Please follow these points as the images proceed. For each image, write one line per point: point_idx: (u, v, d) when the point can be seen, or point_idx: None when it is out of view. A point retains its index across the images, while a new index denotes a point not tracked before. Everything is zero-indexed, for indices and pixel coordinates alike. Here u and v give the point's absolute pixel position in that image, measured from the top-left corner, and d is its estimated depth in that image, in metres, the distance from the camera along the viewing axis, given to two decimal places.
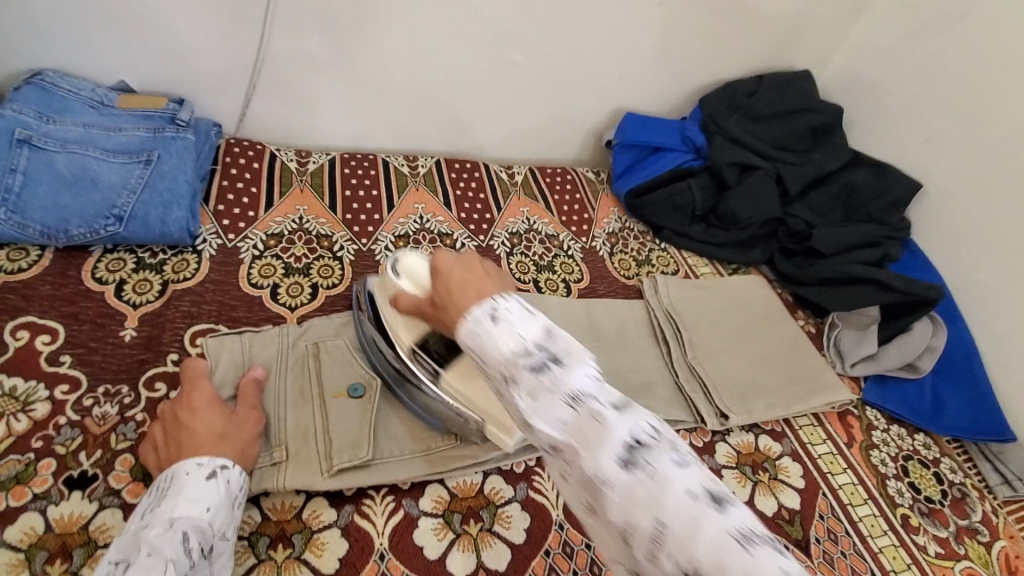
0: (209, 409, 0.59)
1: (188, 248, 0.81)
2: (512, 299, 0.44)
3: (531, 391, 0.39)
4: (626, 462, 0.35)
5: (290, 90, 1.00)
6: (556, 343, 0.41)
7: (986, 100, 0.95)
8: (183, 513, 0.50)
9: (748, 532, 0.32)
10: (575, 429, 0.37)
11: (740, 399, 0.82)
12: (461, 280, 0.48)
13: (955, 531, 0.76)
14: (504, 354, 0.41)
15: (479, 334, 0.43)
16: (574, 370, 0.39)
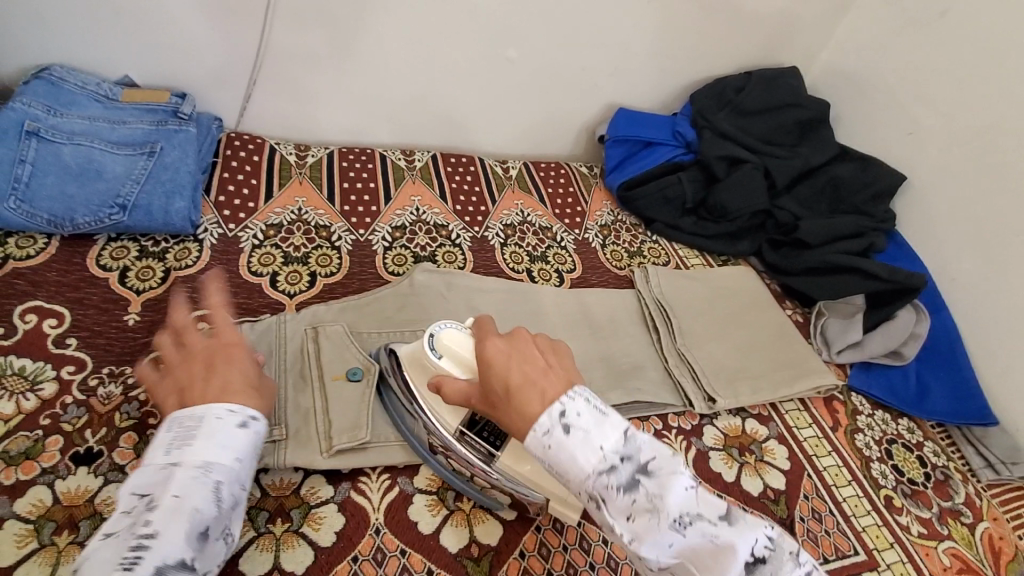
0: (234, 361, 0.59)
1: (190, 237, 0.83)
2: (578, 399, 0.49)
3: (632, 512, 0.45)
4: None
5: (290, 86, 1.02)
6: (642, 457, 0.47)
7: (969, 93, 0.98)
8: (216, 460, 0.50)
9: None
10: (693, 550, 0.45)
11: (728, 384, 0.84)
12: (521, 377, 0.51)
13: (938, 512, 0.78)
14: (590, 473, 0.46)
15: (557, 448, 0.47)
16: (670, 486, 0.46)
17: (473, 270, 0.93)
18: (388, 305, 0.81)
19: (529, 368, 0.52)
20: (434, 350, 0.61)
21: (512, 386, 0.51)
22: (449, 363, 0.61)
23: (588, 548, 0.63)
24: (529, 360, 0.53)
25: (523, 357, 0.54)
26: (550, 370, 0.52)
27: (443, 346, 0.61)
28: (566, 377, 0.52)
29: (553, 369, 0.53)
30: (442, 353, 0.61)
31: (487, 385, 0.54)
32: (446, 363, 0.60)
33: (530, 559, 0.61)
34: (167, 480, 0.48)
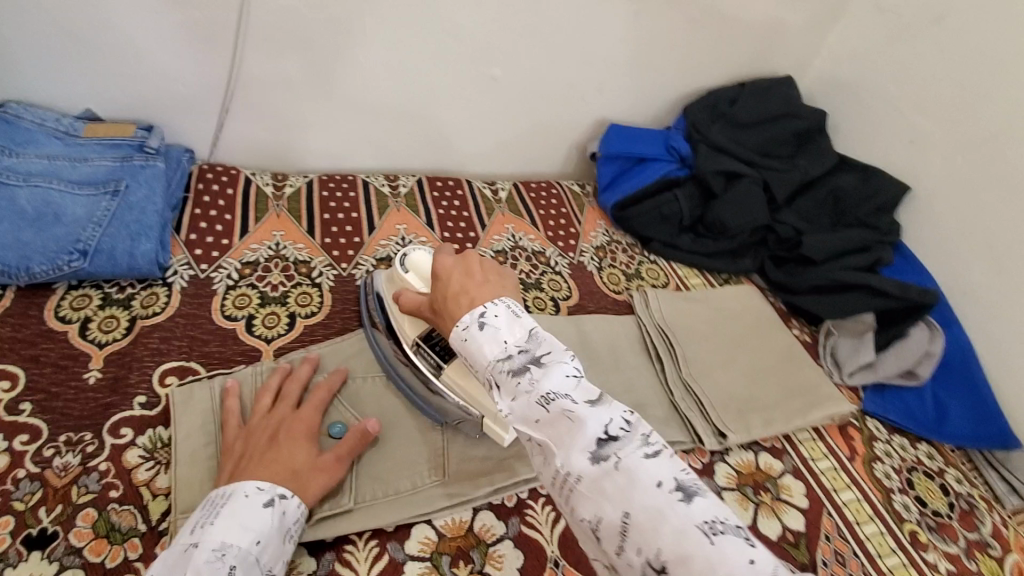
0: (296, 440, 0.60)
1: (158, 281, 0.77)
2: (500, 305, 0.52)
3: (513, 393, 0.46)
4: (593, 456, 0.41)
5: (265, 112, 0.97)
6: (537, 349, 0.48)
7: (968, 99, 0.95)
8: (234, 541, 0.48)
9: (714, 521, 0.37)
10: (551, 427, 0.43)
11: (738, 415, 0.79)
12: (457, 287, 0.56)
13: (965, 546, 0.74)
14: (488, 359, 0.48)
15: (467, 339, 0.50)
16: (552, 371, 0.45)
17: None
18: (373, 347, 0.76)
19: (466, 281, 0.56)
20: (403, 266, 0.71)
21: (449, 294, 0.56)
22: (413, 276, 0.70)
23: None
24: (468, 275, 0.57)
25: (465, 273, 0.58)
26: (487, 283, 0.56)
27: (412, 264, 0.71)
28: (498, 289, 0.55)
29: (489, 283, 0.56)
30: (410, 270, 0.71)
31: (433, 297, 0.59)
32: (410, 274, 0.70)
33: None
34: (184, 563, 0.46)
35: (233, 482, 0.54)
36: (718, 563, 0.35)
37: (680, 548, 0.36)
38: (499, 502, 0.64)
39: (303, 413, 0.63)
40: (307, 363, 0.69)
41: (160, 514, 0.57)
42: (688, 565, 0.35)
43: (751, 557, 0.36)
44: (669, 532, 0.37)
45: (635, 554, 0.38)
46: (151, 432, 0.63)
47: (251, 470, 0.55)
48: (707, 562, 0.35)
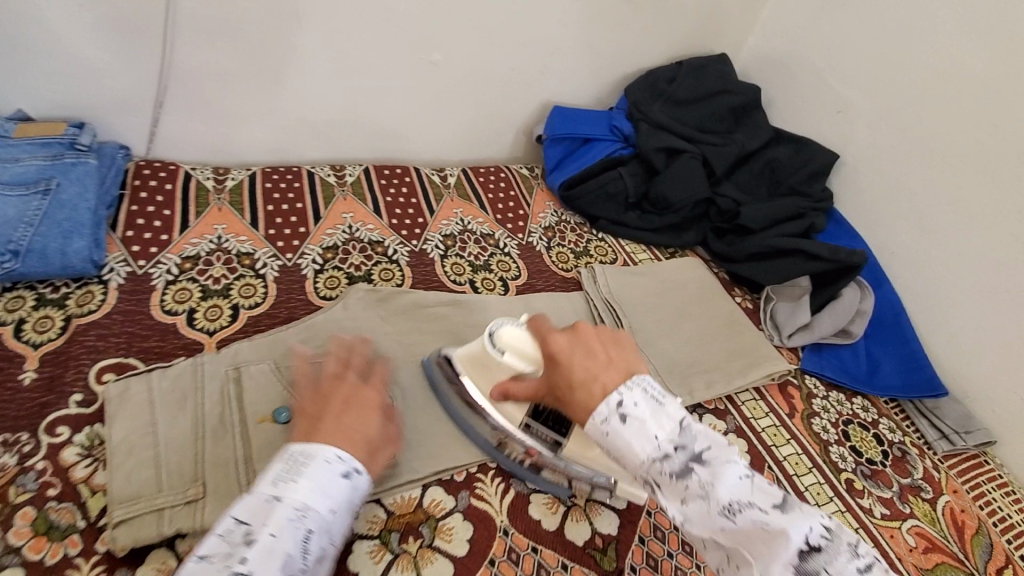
0: (367, 412, 0.60)
1: (94, 279, 0.76)
2: (635, 390, 0.49)
3: (684, 498, 0.45)
4: (800, 570, 0.42)
5: (204, 105, 0.96)
6: (696, 445, 0.46)
7: (887, 69, 1.00)
8: (314, 506, 0.49)
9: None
10: (743, 537, 0.43)
11: (682, 380, 0.82)
12: (583, 373, 0.52)
13: (898, 490, 0.78)
14: (643, 459, 0.46)
15: (609, 433, 0.48)
16: (725, 475, 0.45)
17: (412, 287, 0.89)
18: (320, 335, 0.75)
19: (591, 363, 0.52)
20: (496, 348, 0.63)
21: (574, 381, 0.52)
22: (514, 359, 0.62)
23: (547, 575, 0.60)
24: (589, 353, 0.53)
25: (584, 350, 0.54)
26: (614, 364, 0.52)
27: (504, 342, 0.63)
28: (626, 367, 0.52)
29: (613, 361, 0.52)
30: (505, 349, 0.63)
31: (553, 380, 0.55)
32: (510, 358, 0.62)
33: None
34: (267, 516, 0.47)
35: (312, 442, 0.54)
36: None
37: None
38: (448, 477, 0.66)
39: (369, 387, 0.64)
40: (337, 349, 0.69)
41: (99, 510, 0.57)
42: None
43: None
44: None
45: None
46: (88, 429, 0.62)
47: (328, 434, 0.56)
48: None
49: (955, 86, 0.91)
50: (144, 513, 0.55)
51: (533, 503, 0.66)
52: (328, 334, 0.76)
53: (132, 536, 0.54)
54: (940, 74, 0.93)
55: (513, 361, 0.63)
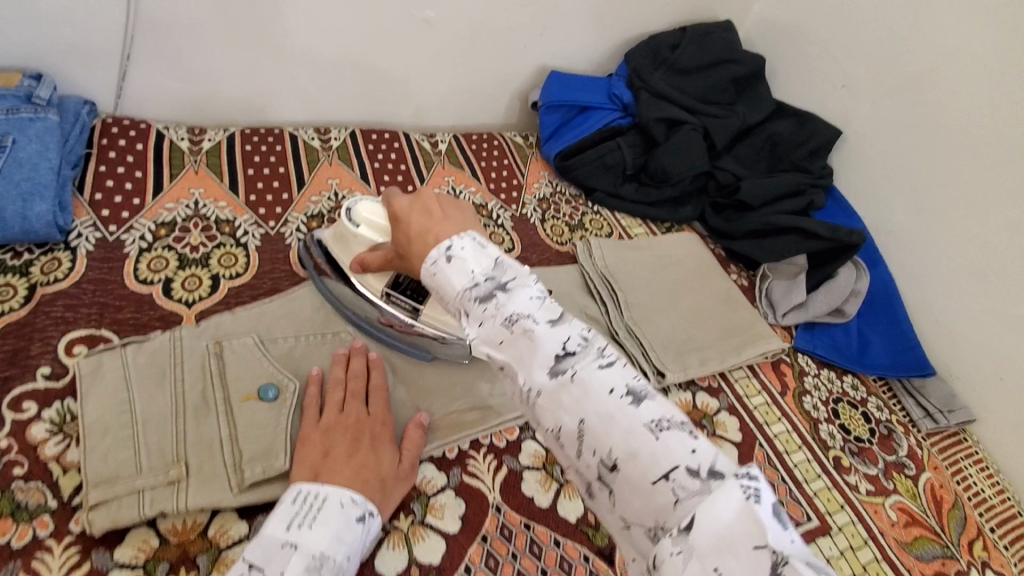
0: (379, 446, 0.58)
1: (60, 245, 0.71)
2: (466, 237, 0.48)
3: (481, 319, 0.44)
4: (553, 371, 0.42)
5: (176, 59, 0.89)
6: (504, 276, 0.46)
7: (893, 41, 0.97)
8: (329, 555, 0.48)
9: (661, 419, 0.39)
10: (514, 347, 0.43)
11: (676, 356, 0.82)
12: (419, 228, 0.52)
13: (883, 467, 0.79)
14: (457, 291, 0.46)
15: (435, 273, 0.48)
16: (518, 294, 0.45)
17: None
18: (303, 307, 0.72)
19: (426, 220, 0.52)
20: (352, 221, 0.68)
21: (411, 235, 0.52)
22: (368, 231, 0.67)
23: (539, 552, 0.59)
24: (428, 213, 0.53)
25: (424, 211, 0.53)
26: (449, 219, 0.51)
27: (361, 216, 0.67)
28: (462, 222, 0.51)
29: (451, 217, 0.52)
30: (362, 223, 0.67)
31: (397, 241, 0.55)
32: (363, 229, 0.66)
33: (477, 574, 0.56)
34: (284, 562, 0.46)
35: (325, 482, 0.53)
36: (662, 456, 0.37)
37: (628, 446, 0.38)
38: (440, 454, 0.64)
39: (376, 413, 0.61)
40: (339, 365, 0.64)
41: (73, 489, 0.53)
42: (636, 459, 0.38)
43: (692, 446, 0.38)
44: (618, 432, 0.39)
45: (591, 455, 0.40)
46: (58, 404, 0.58)
47: (340, 472, 0.54)
48: (653, 456, 0.38)
49: (960, 64, 0.88)
50: (122, 495, 0.52)
51: (526, 480, 0.64)
52: (312, 307, 0.72)
53: (111, 518, 0.50)
54: (945, 49, 0.90)
55: (367, 233, 0.67)
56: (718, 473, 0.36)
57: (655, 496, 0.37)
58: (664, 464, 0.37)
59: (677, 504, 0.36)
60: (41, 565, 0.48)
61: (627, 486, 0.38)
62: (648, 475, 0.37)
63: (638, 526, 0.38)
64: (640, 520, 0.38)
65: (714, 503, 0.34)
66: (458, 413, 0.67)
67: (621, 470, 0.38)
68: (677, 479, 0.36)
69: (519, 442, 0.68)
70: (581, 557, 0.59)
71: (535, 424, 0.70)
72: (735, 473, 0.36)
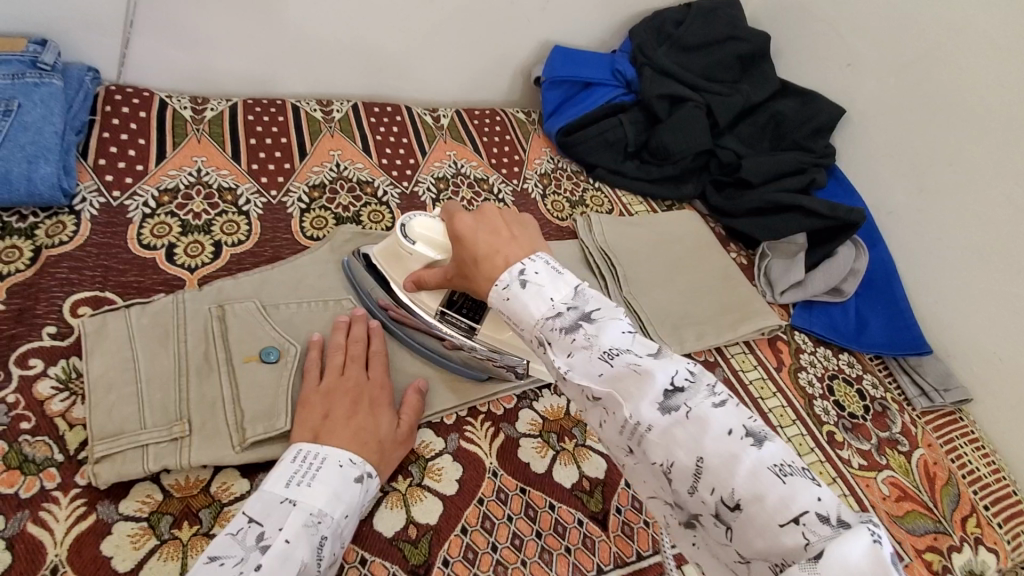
0: (377, 409, 0.59)
1: (64, 209, 0.71)
2: (538, 261, 0.48)
3: (569, 350, 0.43)
4: (664, 408, 0.39)
5: (178, 27, 0.88)
6: (587, 306, 0.45)
7: (899, 19, 0.96)
8: (326, 512, 0.49)
9: (784, 464, 0.36)
10: (615, 381, 0.41)
11: (673, 330, 0.83)
12: (488, 248, 0.51)
13: (876, 443, 0.80)
14: (537, 319, 0.45)
15: (509, 298, 0.47)
16: (608, 327, 0.43)
17: None
18: (305, 275, 0.73)
19: (495, 240, 0.51)
20: (407, 237, 0.66)
21: (479, 256, 0.51)
22: (424, 248, 0.65)
23: (534, 515, 0.60)
24: (495, 233, 0.52)
25: (489, 231, 0.53)
26: (518, 242, 0.51)
27: (417, 233, 0.65)
28: (529, 244, 0.51)
29: (518, 238, 0.52)
30: (417, 239, 0.66)
31: (460, 261, 0.54)
32: (420, 247, 0.65)
33: (473, 534, 0.57)
34: (282, 519, 0.47)
35: (324, 443, 0.54)
36: (790, 500, 0.35)
37: (753, 487, 0.36)
38: (438, 420, 0.66)
39: (376, 378, 0.62)
40: (339, 331, 0.65)
41: (79, 444, 0.54)
42: (762, 501, 0.35)
43: (819, 493, 0.35)
44: (743, 474, 0.36)
45: (708, 493, 0.37)
46: (63, 362, 0.59)
47: (338, 433, 0.55)
48: (781, 500, 0.35)
49: (966, 42, 0.88)
50: (127, 450, 0.53)
51: (523, 446, 0.65)
52: (314, 276, 0.73)
53: (116, 471, 0.52)
54: (951, 27, 0.89)
55: (423, 250, 0.65)
56: (848, 521, 0.34)
57: (782, 538, 0.34)
58: (794, 511, 0.34)
59: (808, 547, 0.33)
60: (48, 515, 0.50)
61: (749, 527, 0.36)
62: (775, 522, 0.35)
63: (760, 562, 0.36)
64: (762, 556, 0.36)
65: (843, 545, 0.32)
66: (456, 380, 0.68)
67: (745, 511, 0.36)
68: (807, 524, 0.34)
69: (517, 410, 0.69)
70: (576, 521, 0.61)
71: (533, 394, 0.70)
72: (863, 521, 0.34)
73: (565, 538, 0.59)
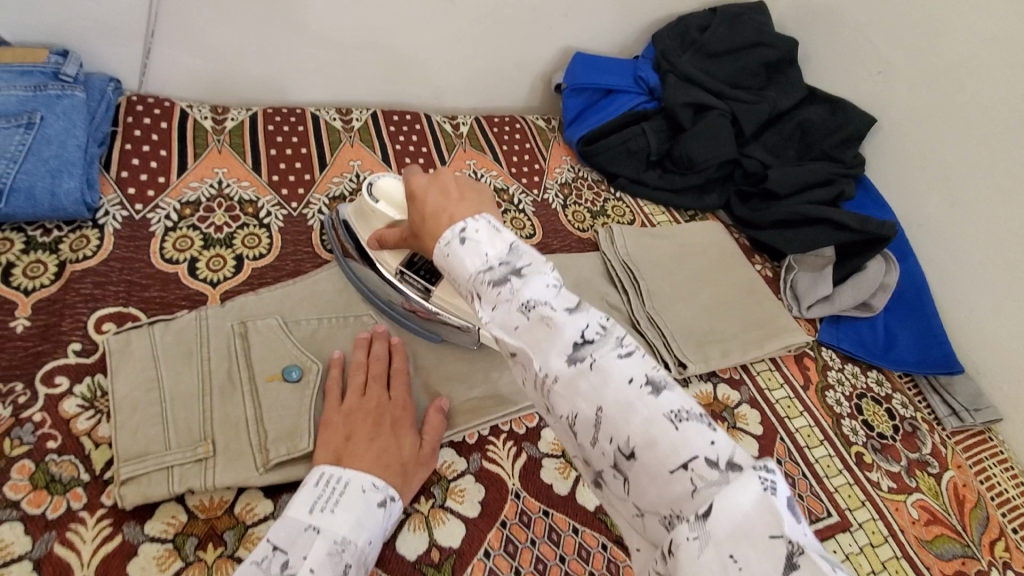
0: (399, 431, 0.59)
1: (88, 223, 0.71)
2: (480, 220, 0.46)
3: (494, 303, 0.42)
4: (571, 359, 0.39)
5: (199, 37, 0.88)
6: (519, 261, 0.43)
7: (932, 26, 0.93)
8: (349, 539, 0.48)
9: (680, 411, 0.36)
10: (529, 333, 0.41)
11: (698, 347, 0.81)
12: (434, 207, 0.50)
13: (906, 465, 0.78)
14: (469, 273, 0.44)
15: (447, 255, 0.45)
16: (533, 281, 0.42)
17: None
18: (326, 290, 0.72)
19: (444, 199, 0.50)
20: (372, 196, 0.69)
21: (426, 215, 0.50)
22: (386, 207, 0.68)
23: (557, 539, 0.59)
24: (445, 194, 0.51)
25: (441, 192, 0.52)
26: (467, 201, 0.50)
27: (380, 193, 0.69)
28: (479, 205, 0.49)
29: (468, 200, 0.50)
30: (380, 199, 0.69)
31: (413, 222, 0.53)
32: (381, 205, 0.68)
33: (496, 559, 0.57)
34: (306, 547, 0.47)
35: (347, 466, 0.54)
36: (681, 445, 0.35)
37: (646, 434, 0.36)
38: (460, 439, 0.65)
39: (397, 398, 0.61)
40: (361, 349, 0.64)
41: (104, 464, 0.54)
42: (654, 448, 0.35)
43: (711, 438, 0.35)
44: (638, 421, 0.36)
45: (608, 443, 0.37)
46: (88, 380, 0.59)
47: (361, 456, 0.55)
48: (672, 446, 0.35)
49: (1004, 50, 0.85)
50: (151, 471, 0.53)
51: (545, 467, 0.64)
52: (334, 290, 0.72)
53: (141, 493, 0.52)
54: (988, 34, 0.87)
55: (385, 210, 0.68)
56: (738, 466, 0.34)
57: (672, 484, 0.34)
58: (683, 455, 0.34)
59: (694, 494, 0.33)
60: (75, 537, 0.50)
61: (643, 475, 0.36)
62: (665, 466, 0.35)
63: (653, 515, 0.36)
64: (654, 508, 0.35)
65: (732, 495, 0.32)
66: (478, 399, 0.67)
67: (639, 458, 0.36)
68: (696, 469, 0.34)
69: (539, 430, 0.68)
70: (599, 545, 0.60)
71: None
72: (754, 467, 0.34)
73: (589, 563, 0.58)
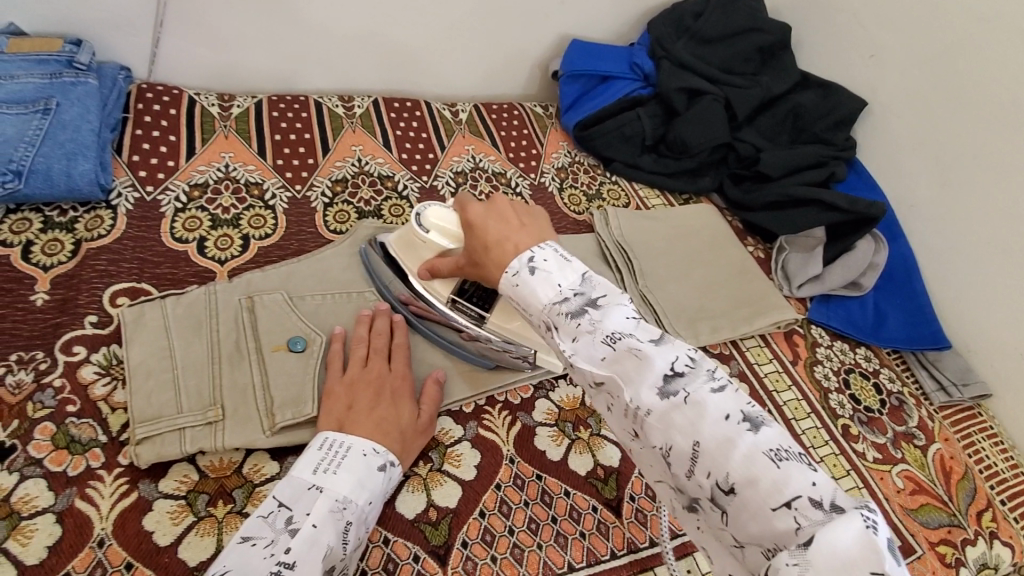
0: (399, 399, 0.62)
1: (102, 204, 0.75)
2: (547, 249, 0.49)
3: (574, 334, 0.44)
4: (663, 392, 0.40)
5: (206, 27, 0.91)
6: (594, 292, 0.45)
7: (923, 10, 0.94)
8: (350, 499, 0.51)
9: (781, 449, 0.36)
10: (617, 365, 0.42)
11: (688, 323, 0.84)
12: (497, 235, 0.52)
13: (892, 437, 0.80)
14: (544, 304, 0.46)
15: (518, 285, 0.48)
16: (612, 312, 0.44)
17: None
18: (329, 268, 0.75)
19: (504, 227, 0.52)
20: (422, 226, 0.68)
21: (488, 243, 0.52)
22: (438, 237, 0.67)
23: (550, 501, 0.62)
24: (505, 222, 0.53)
25: (500, 219, 0.54)
26: (528, 230, 0.52)
27: (430, 222, 0.67)
28: (538, 233, 0.52)
29: (528, 227, 0.52)
30: (431, 228, 0.68)
31: (471, 248, 0.55)
32: (433, 236, 0.67)
33: (491, 518, 0.60)
34: (309, 504, 0.50)
35: (349, 432, 0.56)
36: (785, 484, 0.35)
37: (747, 471, 0.36)
38: (457, 408, 0.68)
39: (397, 369, 0.64)
40: (362, 323, 0.67)
41: (120, 426, 0.58)
42: (755, 485, 0.35)
43: (814, 478, 0.35)
44: (738, 457, 0.36)
45: (705, 477, 0.37)
46: (104, 349, 0.62)
47: (363, 421, 0.58)
48: (775, 484, 0.35)
49: (993, 34, 0.86)
50: (165, 432, 0.56)
51: (539, 435, 0.67)
52: (337, 268, 0.75)
53: (156, 452, 0.55)
54: (977, 17, 0.88)
55: (437, 240, 0.67)
56: (842, 507, 0.34)
57: (775, 521, 0.34)
58: (787, 495, 0.34)
59: (799, 531, 0.33)
60: (94, 492, 0.53)
61: (743, 511, 0.36)
62: (768, 504, 0.35)
63: (754, 547, 0.36)
64: (756, 542, 0.36)
65: (834, 532, 0.32)
66: (475, 370, 0.70)
67: (739, 494, 0.36)
68: (799, 508, 0.34)
69: (534, 400, 0.70)
70: (591, 507, 0.62)
71: (549, 384, 0.72)
72: (858, 506, 0.34)
73: (580, 524, 0.61)
